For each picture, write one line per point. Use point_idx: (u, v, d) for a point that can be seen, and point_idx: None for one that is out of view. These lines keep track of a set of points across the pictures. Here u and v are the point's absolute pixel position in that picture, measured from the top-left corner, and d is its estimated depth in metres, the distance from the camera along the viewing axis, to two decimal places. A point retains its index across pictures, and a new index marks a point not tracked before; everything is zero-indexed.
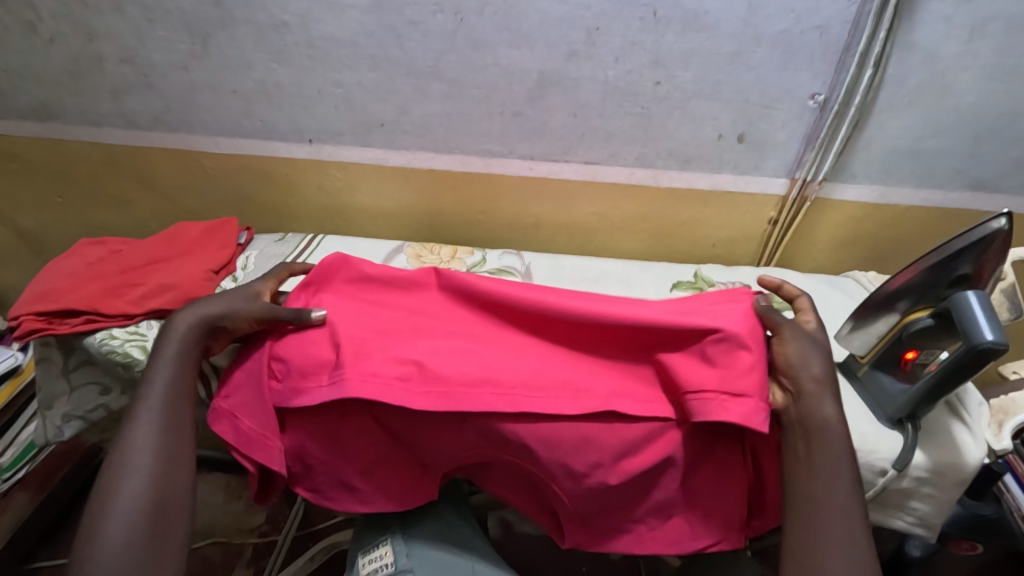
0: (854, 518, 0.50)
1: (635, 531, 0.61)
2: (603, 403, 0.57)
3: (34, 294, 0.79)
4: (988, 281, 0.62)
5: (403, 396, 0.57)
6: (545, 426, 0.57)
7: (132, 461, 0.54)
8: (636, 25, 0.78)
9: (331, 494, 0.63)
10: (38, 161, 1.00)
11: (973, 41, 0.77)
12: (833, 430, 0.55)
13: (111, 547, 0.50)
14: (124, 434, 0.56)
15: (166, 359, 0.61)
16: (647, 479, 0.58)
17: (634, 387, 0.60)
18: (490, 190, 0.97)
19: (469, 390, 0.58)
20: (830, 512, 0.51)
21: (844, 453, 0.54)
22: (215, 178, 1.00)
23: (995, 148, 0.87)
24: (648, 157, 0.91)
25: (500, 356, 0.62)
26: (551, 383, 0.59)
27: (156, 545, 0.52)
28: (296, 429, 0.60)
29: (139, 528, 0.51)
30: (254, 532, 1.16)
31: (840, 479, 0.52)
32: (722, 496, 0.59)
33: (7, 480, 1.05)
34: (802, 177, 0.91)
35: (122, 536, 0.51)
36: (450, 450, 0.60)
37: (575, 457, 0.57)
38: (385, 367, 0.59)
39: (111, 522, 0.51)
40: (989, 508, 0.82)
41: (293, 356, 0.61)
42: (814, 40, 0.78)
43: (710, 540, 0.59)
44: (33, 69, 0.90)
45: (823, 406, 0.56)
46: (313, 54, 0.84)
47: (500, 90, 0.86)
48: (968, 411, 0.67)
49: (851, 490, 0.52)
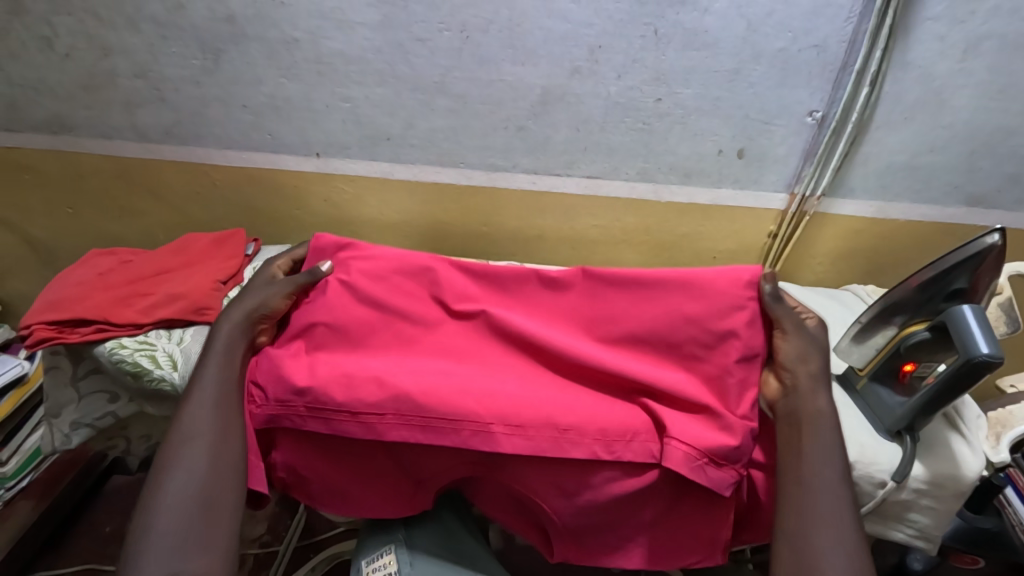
0: (831, 491, 0.54)
1: (627, 547, 0.61)
2: (582, 437, 0.59)
3: (46, 304, 0.81)
4: (985, 294, 0.63)
5: (384, 428, 0.59)
6: (527, 464, 0.59)
7: (193, 428, 0.57)
8: (638, 43, 0.80)
9: (326, 503, 0.63)
10: (50, 173, 1.02)
11: (966, 59, 0.79)
12: (824, 421, 0.58)
13: (170, 510, 0.53)
14: (184, 408, 0.59)
15: (217, 350, 0.63)
16: (634, 501, 0.59)
17: (613, 418, 0.60)
18: (493, 202, 0.98)
19: (451, 421, 0.59)
20: (810, 487, 0.54)
21: (829, 436, 0.58)
22: (222, 189, 1.01)
23: (991, 164, 0.88)
24: (649, 172, 0.93)
25: (482, 379, 0.63)
26: (531, 421, 0.59)
27: (209, 508, 0.54)
28: (289, 448, 0.62)
29: (195, 493, 0.54)
30: (255, 543, 1.16)
31: (826, 457, 0.56)
32: (709, 523, 0.59)
33: (12, 488, 1.09)
34: (801, 192, 0.93)
35: (178, 500, 0.53)
36: (438, 468, 0.61)
37: (569, 478, 0.59)
38: (365, 394, 0.60)
39: (172, 485, 0.54)
40: (990, 521, 0.83)
41: (269, 382, 0.62)
42: (812, 58, 0.80)
43: (696, 557, 0.60)
44: (48, 83, 0.92)
45: (815, 399, 0.60)
46: (322, 69, 0.86)
47: (504, 105, 0.88)
48: (966, 423, 0.68)
49: (832, 467, 0.55)
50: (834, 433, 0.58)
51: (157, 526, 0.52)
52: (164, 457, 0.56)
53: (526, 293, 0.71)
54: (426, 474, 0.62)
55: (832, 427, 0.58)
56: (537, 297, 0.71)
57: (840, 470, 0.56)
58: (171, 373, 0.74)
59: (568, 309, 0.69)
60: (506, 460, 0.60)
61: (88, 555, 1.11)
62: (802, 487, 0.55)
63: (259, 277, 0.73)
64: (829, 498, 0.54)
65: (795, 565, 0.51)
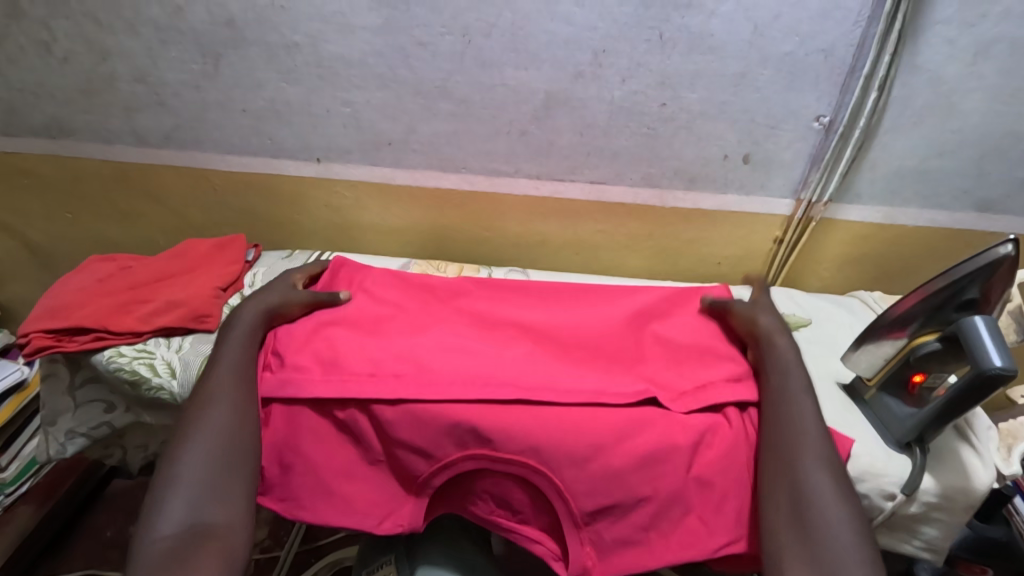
0: (806, 412, 0.60)
1: (648, 541, 0.59)
2: (592, 395, 0.63)
3: (45, 310, 0.80)
4: (997, 305, 0.62)
5: (396, 389, 0.62)
6: (535, 419, 0.60)
7: (217, 395, 0.60)
8: (643, 46, 0.79)
9: (306, 504, 0.61)
10: (48, 178, 1.01)
11: (976, 64, 0.78)
12: (789, 357, 0.65)
13: (197, 453, 0.57)
14: (211, 377, 0.63)
15: (245, 322, 0.68)
16: (650, 466, 0.59)
17: (621, 383, 0.65)
18: (495, 207, 0.97)
19: (462, 385, 0.62)
20: (786, 411, 0.61)
21: (796, 369, 0.64)
22: (222, 193, 1.00)
23: (1000, 169, 0.87)
24: (654, 177, 0.92)
25: (494, 356, 0.67)
26: (542, 384, 0.63)
27: (227, 470, 0.56)
28: (288, 418, 0.63)
29: (217, 453, 0.57)
30: (256, 548, 1.16)
31: (793, 386, 0.62)
32: (735, 484, 0.60)
33: (11, 493, 1.11)
34: (808, 197, 0.92)
35: (200, 459, 0.56)
36: (437, 452, 0.60)
37: (574, 441, 0.60)
38: (385, 364, 0.64)
39: (196, 444, 0.57)
40: (999, 530, 0.83)
41: (288, 350, 0.66)
42: (819, 62, 0.79)
43: (725, 539, 0.58)
44: (47, 87, 0.91)
45: (775, 339, 0.67)
46: (322, 73, 0.85)
47: (507, 109, 0.87)
48: (976, 434, 0.67)
49: (802, 391, 0.62)
50: (800, 365, 0.64)
51: (180, 481, 0.54)
52: (191, 417, 0.59)
53: (524, 299, 0.80)
54: (422, 462, 0.61)
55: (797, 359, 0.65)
56: (538, 302, 0.79)
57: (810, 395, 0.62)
58: (169, 382, 0.74)
59: (569, 307, 0.78)
60: (510, 425, 0.60)
61: (86, 561, 1.09)
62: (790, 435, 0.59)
63: (281, 280, 0.77)
64: (803, 417, 0.60)
65: (796, 501, 0.55)
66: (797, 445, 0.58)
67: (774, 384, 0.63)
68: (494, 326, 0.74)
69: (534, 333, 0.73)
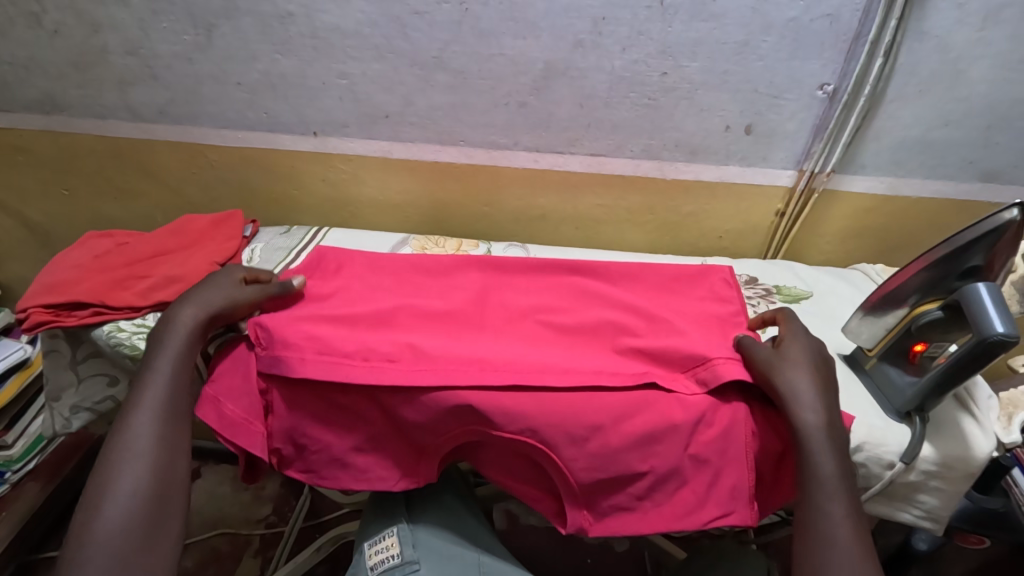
0: (839, 521, 0.53)
1: (642, 509, 0.61)
2: (593, 377, 0.62)
3: (43, 286, 0.80)
4: (1000, 273, 0.62)
5: (392, 371, 0.61)
6: (534, 399, 0.60)
7: (134, 446, 0.56)
8: (643, 13, 0.78)
9: (325, 474, 0.64)
10: (43, 153, 1.00)
11: (986, 28, 0.76)
12: (817, 438, 0.57)
13: (104, 533, 0.52)
14: (128, 420, 0.58)
15: (170, 350, 0.62)
16: (646, 447, 0.59)
17: (624, 366, 0.65)
18: (494, 181, 0.96)
19: (458, 366, 0.62)
20: (813, 513, 0.54)
21: (828, 457, 0.56)
22: (218, 168, 0.99)
23: (1009, 137, 0.86)
24: (655, 149, 0.91)
25: (490, 344, 0.66)
26: (540, 365, 0.63)
27: (148, 541, 0.53)
28: (289, 403, 0.63)
29: (138, 520, 0.53)
30: (261, 524, 1.18)
31: (823, 480, 0.55)
32: (732, 460, 0.61)
33: (18, 470, 1.10)
34: (810, 168, 0.90)
35: (116, 530, 0.52)
36: (441, 428, 0.62)
37: (573, 420, 0.59)
38: (381, 345, 0.64)
39: (111, 510, 0.53)
40: (997, 502, 0.83)
41: (276, 329, 0.65)
42: (824, 28, 0.77)
43: (717, 512, 0.60)
44: (38, 60, 0.90)
45: (800, 412, 0.58)
46: (317, 44, 0.84)
47: (505, 80, 0.85)
48: (977, 404, 0.67)
49: (836, 489, 0.55)
50: (835, 456, 0.56)
51: (92, 557, 0.51)
52: (102, 475, 0.55)
53: (523, 275, 0.79)
54: (427, 437, 0.62)
55: (830, 443, 0.57)
56: (537, 276, 0.79)
57: (844, 492, 0.55)
58: None
59: (568, 283, 0.78)
60: (508, 405, 0.60)
61: None
62: (815, 542, 0.53)
63: (221, 276, 0.70)
64: (834, 525, 0.53)
65: None
66: (827, 552, 0.52)
67: (806, 471, 0.56)
68: (495, 309, 0.73)
69: (529, 318, 0.72)
